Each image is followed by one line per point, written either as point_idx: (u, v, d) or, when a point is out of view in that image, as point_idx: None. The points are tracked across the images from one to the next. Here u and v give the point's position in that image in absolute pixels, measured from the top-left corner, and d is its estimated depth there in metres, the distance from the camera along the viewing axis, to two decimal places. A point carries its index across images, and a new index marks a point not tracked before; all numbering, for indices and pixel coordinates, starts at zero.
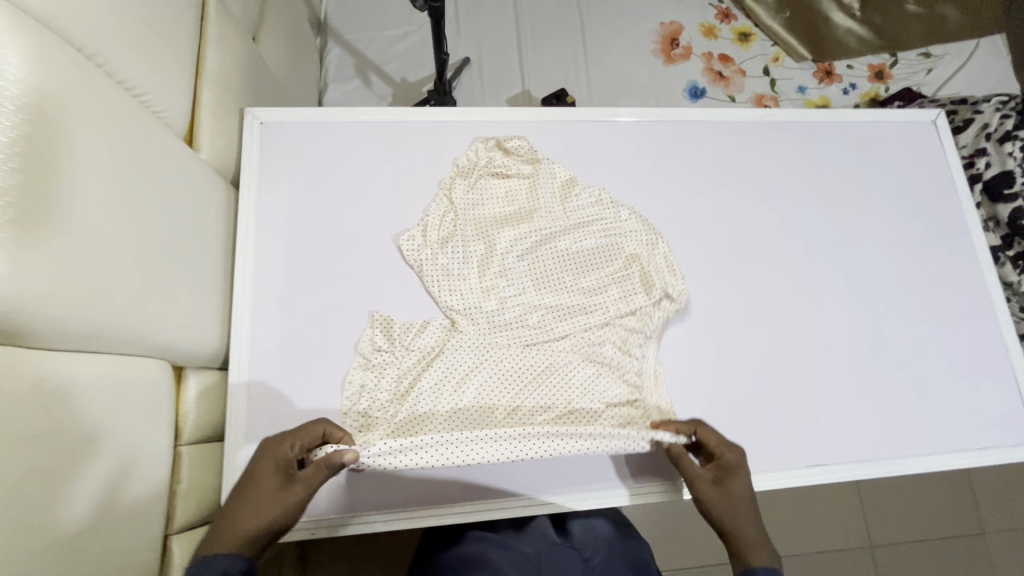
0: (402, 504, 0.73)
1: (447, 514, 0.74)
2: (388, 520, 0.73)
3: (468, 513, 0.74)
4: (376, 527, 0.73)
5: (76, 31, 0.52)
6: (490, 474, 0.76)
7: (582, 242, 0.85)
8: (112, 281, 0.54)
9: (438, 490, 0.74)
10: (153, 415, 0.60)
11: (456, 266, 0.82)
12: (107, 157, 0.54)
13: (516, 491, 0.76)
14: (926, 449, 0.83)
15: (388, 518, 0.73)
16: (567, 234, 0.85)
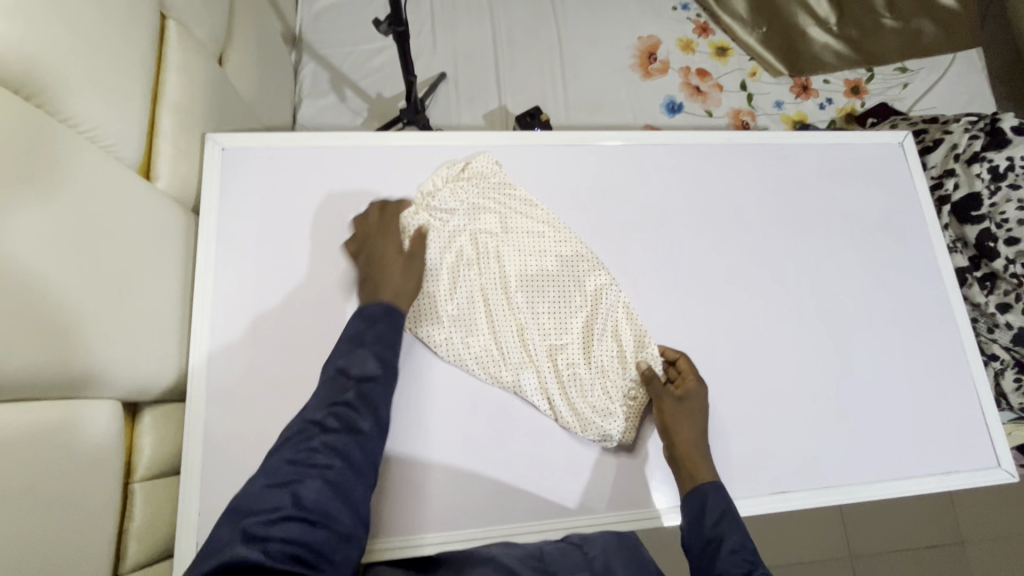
0: (451, 526, 0.75)
1: (487, 536, 0.75)
2: (436, 542, 0.74)
3: (511, 535, 0.75)
4: (423, 551, 0.73)
5: (15, 71, 0.51)
6: (467, 502, 0.76)
7: (556, 268, 0.85)
8: (60, 324, 0.53)
9: (413, 519, 0.74)
10: (103, 455, 0.59)
11: (437, 286, 0.82)
12: (52, 196, 0.53)
13: (494, 522, 0.76)
14: (890, 473, 0.83)
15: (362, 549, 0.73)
16: (542, 256, 0.85)
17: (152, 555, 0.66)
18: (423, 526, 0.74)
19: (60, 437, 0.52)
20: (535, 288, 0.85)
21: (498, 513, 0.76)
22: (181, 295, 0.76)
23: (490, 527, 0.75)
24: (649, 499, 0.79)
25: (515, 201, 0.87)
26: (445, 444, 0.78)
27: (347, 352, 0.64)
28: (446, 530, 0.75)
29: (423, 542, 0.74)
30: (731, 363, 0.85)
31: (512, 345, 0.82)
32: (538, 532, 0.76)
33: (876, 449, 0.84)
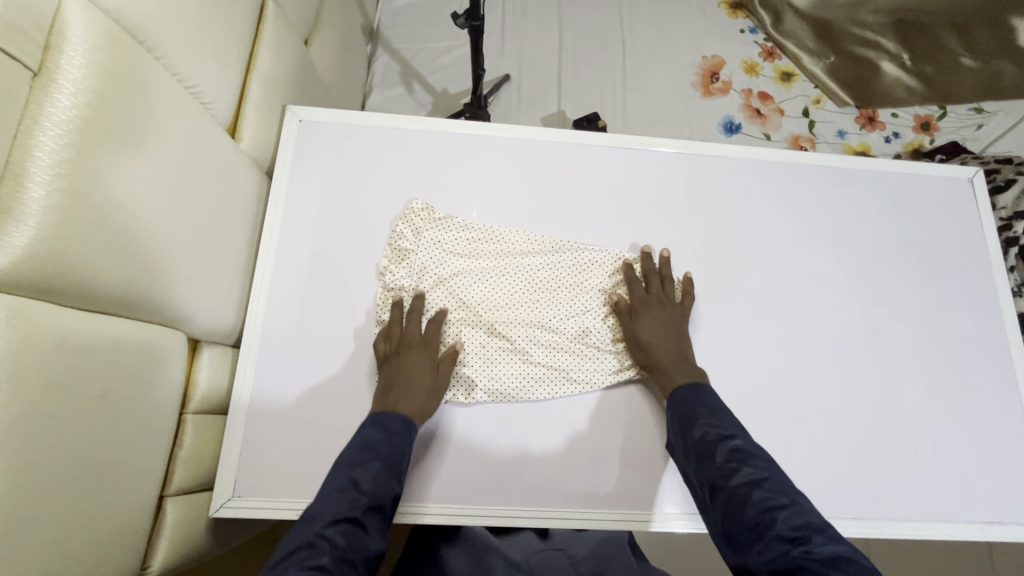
0: (457, 499, 0.76)
1: (491, 514, 0.76)
2: (440, 513, 0.75)
3: (511, 516, 0.76)
4: (427, 518, 0.75)
5: (143, 27, 0.57)
6: (550, 484, 0.78)
7: (540, 247, 0.87)
8: (145, 255, 0.57)
9: (496, 493, 0.77)
10: (167, 383, 0.63)
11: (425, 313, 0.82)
12: (154, 135, 0.58)
13: (580, 504, 0.77)
14: (927, 515, 0.80)
15: (438, 513, 0.75)
16: (520, 245, 0.87)
17: (194, 485, 0.70)
18: (428, 495, 0.76)
19: (132, 359, 0.56)
20: (530, 293, 0.85)
21: (501, 493, 0.77)
22: (248, 249, 0.81)
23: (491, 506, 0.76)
24: (648, 499, 0.78)
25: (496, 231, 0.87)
26: (451, 430, 0.79)
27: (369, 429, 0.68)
28: (452, 502, 0.76)
29: (426, 510, 0.75)
30: (768, 380, 0.84)
31: (526, 330, 0.83)
32: (535, 515, 0.76)
33: (916, 488, 0.81)
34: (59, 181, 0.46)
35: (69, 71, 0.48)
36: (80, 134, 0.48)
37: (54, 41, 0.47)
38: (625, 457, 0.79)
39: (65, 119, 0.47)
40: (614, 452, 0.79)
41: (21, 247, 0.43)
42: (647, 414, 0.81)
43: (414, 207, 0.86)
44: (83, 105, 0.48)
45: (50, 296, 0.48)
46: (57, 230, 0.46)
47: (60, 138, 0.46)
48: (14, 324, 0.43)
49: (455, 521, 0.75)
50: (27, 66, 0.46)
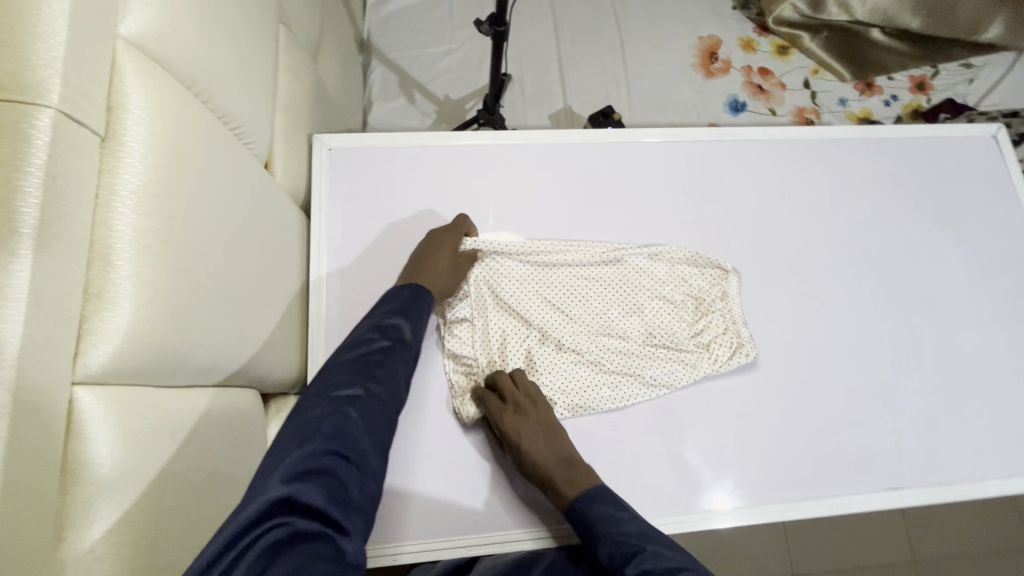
0: (433, 533, 0.71)
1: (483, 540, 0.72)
2: (418, 550, 0.70)
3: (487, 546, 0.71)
4: (403, 557, 0.70)
5: (188, 72, 0.53)
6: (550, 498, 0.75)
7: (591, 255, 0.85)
8: (222, 316, 0.53)
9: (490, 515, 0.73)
10: (253, 445, 0.59)
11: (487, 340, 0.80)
12: (213, 187, 0.54)
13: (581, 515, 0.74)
14: (1002, 470, 0.81)
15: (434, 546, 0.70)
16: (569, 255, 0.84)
17: None
18: (403, 532, 0.71)
19: (223, 429, 0.53)
20: (589, 302, 0.83)
21: (475, 523, 0.72)
22: (298, 288, 0.77)
23: (469, 536, 0.71)
24: (648, 509, 0.75)
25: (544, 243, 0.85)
26: (425, 462, 0.74)
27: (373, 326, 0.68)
28: (429, 538, 0.71)
29: (404, 548, 0.70)
30: (832, 359, 0.85)
31: (591, 342, 0.81)
32: (519, 539, 0.72)
33: (988, 444, 0.82)
34: (143, 254, 0.42)
35: (134, 131, 0.44)
36: (154, 200, 0.44)
37: (115, 100, 0.43)
38: (614, 470, 0.76)
39: (138, 186, 0.43)
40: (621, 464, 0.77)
41: (119, 331, 0.40)
42: (730, 409, 0.80)
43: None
44: (152, 167, 0.44)
45: (149, 379, 0.44)
46: (151, 308, 0.42)
47: (137, 206, 0.43)
48: (122, 417, 0.40)
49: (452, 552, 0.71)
50: (95, 132, 0.41)
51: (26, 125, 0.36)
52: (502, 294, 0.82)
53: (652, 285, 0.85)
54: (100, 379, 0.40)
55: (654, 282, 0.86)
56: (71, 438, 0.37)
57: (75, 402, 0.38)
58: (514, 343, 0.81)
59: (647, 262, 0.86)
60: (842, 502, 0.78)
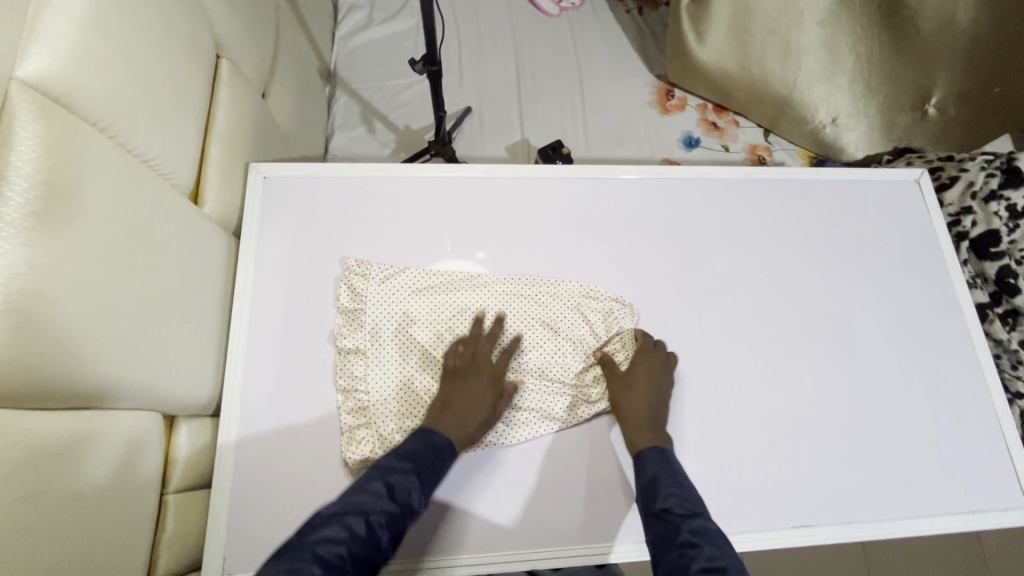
0: (479, 548, 0.75)
1: (525, 559, 0.75)
2: (472, 564, 0.74)
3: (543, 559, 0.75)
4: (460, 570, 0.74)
5: (94, 109, 0.56)
6: (579, 519, 0.77)
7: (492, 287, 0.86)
8: (113, 341, 0.55)
9: (529, 535, 0.76)
10: (144, 468, 0.60)
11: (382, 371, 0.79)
12: (110, 216, 0.56)
13: (601, 537, 0.76)
14: (913, 511, 0.82)
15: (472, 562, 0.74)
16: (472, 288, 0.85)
17: (180, 566, 0.67)
18: (443, 549, 0.74)
19: (106, 453, 0.54)
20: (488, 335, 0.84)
21: (522, 538, 0.76)
22: (222, 312, 0.79)
23: (516, 553, 0.75)
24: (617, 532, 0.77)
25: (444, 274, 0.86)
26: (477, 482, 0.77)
27: (395, 469, 0.65)
28: (484, 552, 0.74)
29: (459, 562, 0.74)
30: (751, 394, 0.86)
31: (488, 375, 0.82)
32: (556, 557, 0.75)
33: (900, 485, 0.83)
34: (13, 285, 0.45)
35: (19, 166, 0.46)
36: (34, 231, 0.47)
37: (1, 138, 0.46)
38: (593, 494, 0.78)
39: (18, 219, 0.46)
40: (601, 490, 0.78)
41: None
42: None
43: (350, 265, 0.83)
44: (35, 202, 0.47)
45: (16, 403, 0.46)
46: (16, 333, 0.44)
47: (13, 239, 0.45)
48: None
49: (486, 570, 0.74)
50: None
51: None
52: (399, 327, 0.82)
53: (553, 317, 0.86)
54: None
55: (555, 315, 0.86)
56: None
57: None
58: (411, 375, 0.80)
59: (550, 296, 0.87)
60: (750, 539, 0.78)
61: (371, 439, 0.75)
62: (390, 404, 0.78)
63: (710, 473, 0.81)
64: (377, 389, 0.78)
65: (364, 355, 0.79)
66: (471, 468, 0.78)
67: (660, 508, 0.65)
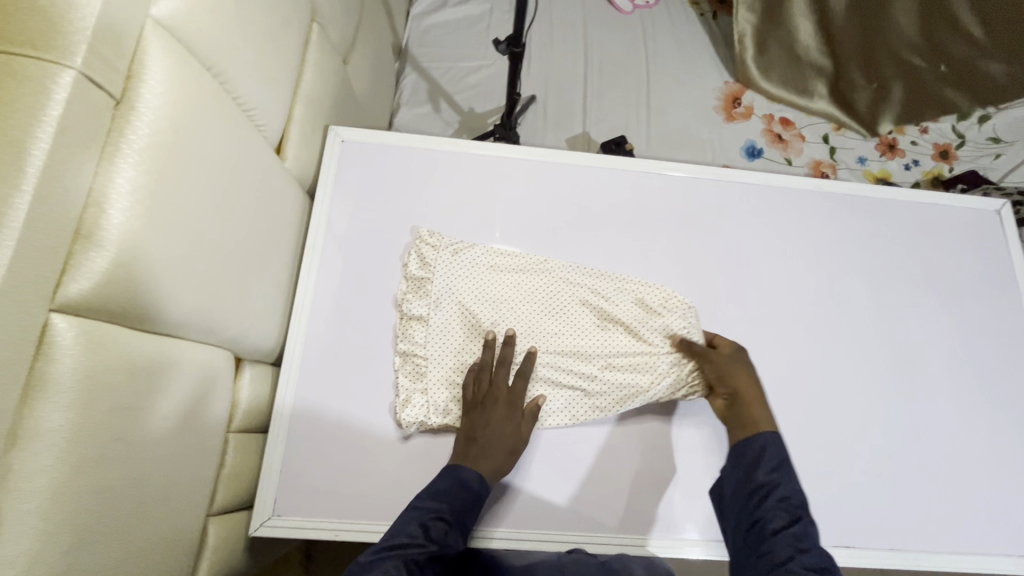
0: (527, 525, 0.76)
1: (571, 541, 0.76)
2: (507, 538, 0.76)
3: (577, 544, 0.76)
4: (495, 542, 0.75)
5: (211, 54, 0.58)
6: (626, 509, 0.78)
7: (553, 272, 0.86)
8: (204, 277, 0.58)
9: (574, 519, 0.77)
10: (216, 403, 0.63)
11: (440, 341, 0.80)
12: (214, 157, 0.58)
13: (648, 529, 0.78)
14: (962, 546, 0.80)
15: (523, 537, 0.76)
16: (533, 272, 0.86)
17: (233, 503, 0.69)
18: (493, 522, 0.76)
19: (188, 380, 0.57)
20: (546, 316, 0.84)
21: (560, 521, 0.77)
22: (291, 266, 0.81)
23: (563, 534, 0.76)
24: (653, 528, 0.78)
25: (507, 254, 0.86)
26: (523, 460, 0.79)
27: (429, 509, 0.64)
28: (522, 529, 0.76)
29: (494, 534, 0.75)
30: (802, 408, 0.84)
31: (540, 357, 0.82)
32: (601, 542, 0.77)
33: (951, 518, 0.81)
34: (134, 209, 0.47)
35: (148, 98, 0.49)
36: (155, 161, 0.49)
37: (135, 71, 0.49)
38: (636, 490, 0.79)
39: (143, 147, 0.48)
40: (643, 486, 0.79)
41: (99, 271, 0.44)
42: (690, 442, 0.81)
43: (421, 235, 0.85)
44: (158, 133, 0.49)
45: (123, 321, 0.48)
46: (132, 255, 0.47)
47: (137, 166, 0.47)
48: (89, 348, 0.44)
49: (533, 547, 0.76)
50: (112, 95, 0.46)
51: (49, 80, 0.41)
52: (460, 298, 0.83)
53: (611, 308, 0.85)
54: (75, 309, 0.44)
55: (614, 306, 0.85)
56: (39, 357, 0.41)
57: (49, 325, 0.42)
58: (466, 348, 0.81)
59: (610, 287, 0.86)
60: None
61: (424, 404, 0.77)
62: (445, 373, 0.79)
63: None
64: (433, 357, 0.79)
65: (425, 323, 0.81)
66: None
67: (772, 496, 0.63)
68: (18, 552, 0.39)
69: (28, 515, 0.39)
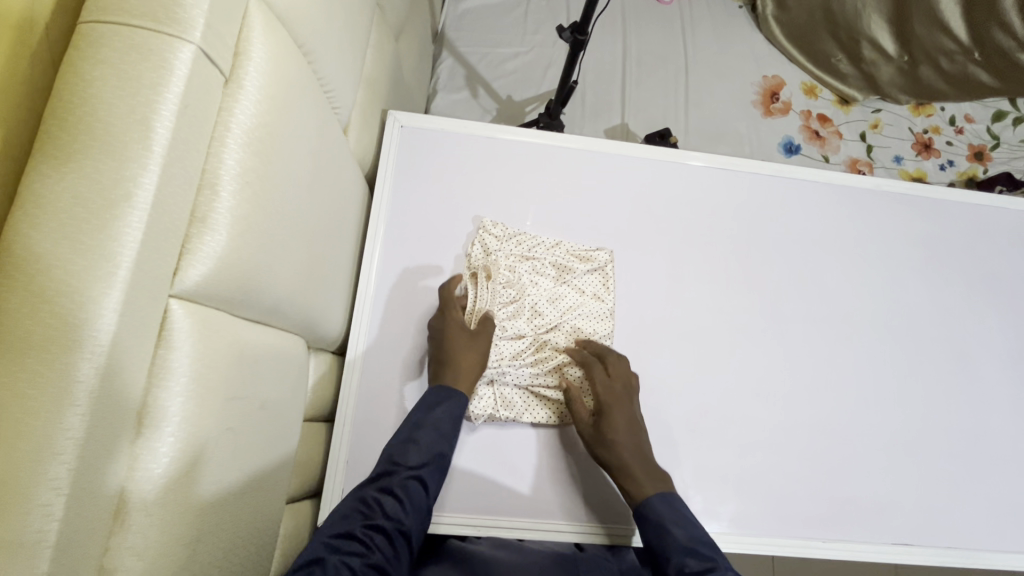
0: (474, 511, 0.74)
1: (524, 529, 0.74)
2: (453, 523, 0.73)
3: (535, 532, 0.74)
4: (441, 528, 0.73)
5: (302, 33, 0.56)
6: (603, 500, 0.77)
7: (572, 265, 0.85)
8: (293, 263, 0.57)
9: (533, 507, 0.75)
10: (297, 392, 0.62)
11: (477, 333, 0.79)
12: (303, 139, 0.57)
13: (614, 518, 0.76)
14: (1011, 544, 0.83)
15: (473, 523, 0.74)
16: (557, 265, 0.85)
17: (302, 492, 0.69)
18: (445, 504, 0.74)
19: (278, 369, 0.56)
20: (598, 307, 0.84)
21: (508, 506, 0.75)
22: (353, 253, 0.80)
23: (514, 521, 0.74)
24: (603, 514, 0.76)
25: (539, 244, 0.85)
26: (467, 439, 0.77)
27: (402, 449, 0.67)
28: (464, 514, 0.74)
29: (440, 520, 0.73)
30: (857, 406, 0.86)
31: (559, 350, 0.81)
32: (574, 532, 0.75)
33: (1000, 515, 0.84)
34: (241, 191, 0.45)
35: (253, 75, 0.47)
36: (259, 143, 0.47)
37: (241, 47, 0.47)
38: (576, 476, 0.77)
39: (247, 128, 0.46)
40: (587, 474, 0.77)
41: (213, 257, 0.43)
42: (750, 437, 0.82)
43: (485, 225, 0.84)
44: (261, 114, 0.48)
45: (227, 308, 0.47)
46: (240, 241, 0.45)
47: (244, 147, 0.46)
48: (202, 336, 0.43)
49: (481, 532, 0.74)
50: (222, 72, 0.45)
51: (170, 56, 0.40)
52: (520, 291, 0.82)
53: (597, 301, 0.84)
54: (191, 295, 0.43)
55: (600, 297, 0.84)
56: (160, 344, 0.40)
57: (168, 311, 0.41)
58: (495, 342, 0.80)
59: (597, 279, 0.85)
60: (849, 548, 0.79)
61: (490, 397, 0.77)
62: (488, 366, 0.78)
63: (812, 477, 0.82)
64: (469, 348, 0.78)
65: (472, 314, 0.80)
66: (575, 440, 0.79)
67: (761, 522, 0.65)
68: (146, 543, 0.38)
69: (154, 507, 0.38)
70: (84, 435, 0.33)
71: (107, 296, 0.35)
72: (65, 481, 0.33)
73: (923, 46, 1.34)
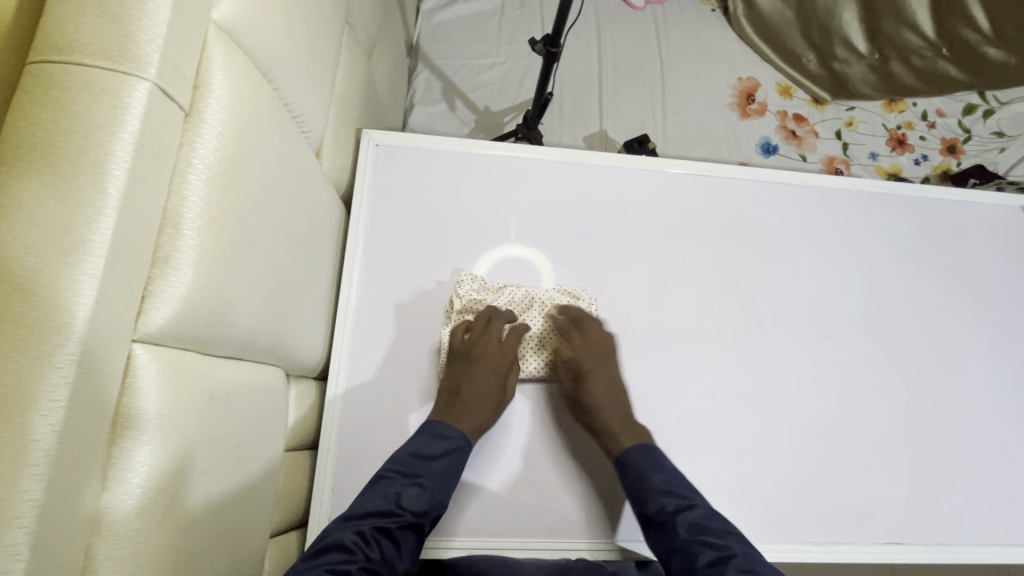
0: (485, 535, 0.73)
1: (538, 547, 0.73)
2: (466, 547, 0.72)
3: (547, 552, 0.73)
4: (451, 554, 0.72)
5: (266, 59, 0.55)
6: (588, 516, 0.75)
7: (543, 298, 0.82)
8: (266, 292, 0.55)
9: (547, 523, 0.74)
10: (276, 423, 0.60)
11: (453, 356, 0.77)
12: (272, 166, 0.56)
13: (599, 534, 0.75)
14: (1000, 537, 0.83)
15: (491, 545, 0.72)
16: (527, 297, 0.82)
17: (287, 522, 0.67)
18: (456, 529, 0.73)
19: (253, 405, 0.54)
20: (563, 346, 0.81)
21: (518, 513, 0.74)
22: (332, 273, 0.79)
23: (524, 539, 0.73)
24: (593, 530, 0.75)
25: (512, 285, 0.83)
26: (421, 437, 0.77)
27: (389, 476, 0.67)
28: (474, 538, 0.72)
29: (451, 545, 0.72)
30: (844, 406, 0.87)
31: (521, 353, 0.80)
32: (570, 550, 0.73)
33: (989, 509, 0.85)
34: (206, 228, 0.44)
35: (214, 109, 0.46)
36: (224, 177, 0.46)
37: (201, 80, 0.45)
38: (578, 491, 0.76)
39: (210, 162, 0.45)
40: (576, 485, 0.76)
41: (178, 299, 0.42)
42: (740, 443, 0.82)
43: (463, 276, 0.81)
44: (225, 147, 0.47)
45: (195, 347, 0.46)
46: (207, 279, 0.44)
47: (208, 183, 0.45)
48: (170, 379, 0.42)
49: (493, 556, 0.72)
50: (182, 107, 0.43)
51: (124, 94, 0.39)
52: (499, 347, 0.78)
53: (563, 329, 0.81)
54: (155, 339, 0.41)
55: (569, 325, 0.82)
56: (124, 392, 0.39)
57: (131, 357, 0.40)
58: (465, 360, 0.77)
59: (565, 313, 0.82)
60: (841, 549, 0.79)
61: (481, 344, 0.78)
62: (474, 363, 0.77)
63: (803, 479, 0.82)
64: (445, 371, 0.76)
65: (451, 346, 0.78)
66: (565, 451, 0.78)
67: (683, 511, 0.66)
68: None
69: (122, 565, 0.37)
70: (43, 496, 0.32)
71: (64, 349, 0.34)
72: (25, 546, 0.31)
73: (892, 43, 1.38)
